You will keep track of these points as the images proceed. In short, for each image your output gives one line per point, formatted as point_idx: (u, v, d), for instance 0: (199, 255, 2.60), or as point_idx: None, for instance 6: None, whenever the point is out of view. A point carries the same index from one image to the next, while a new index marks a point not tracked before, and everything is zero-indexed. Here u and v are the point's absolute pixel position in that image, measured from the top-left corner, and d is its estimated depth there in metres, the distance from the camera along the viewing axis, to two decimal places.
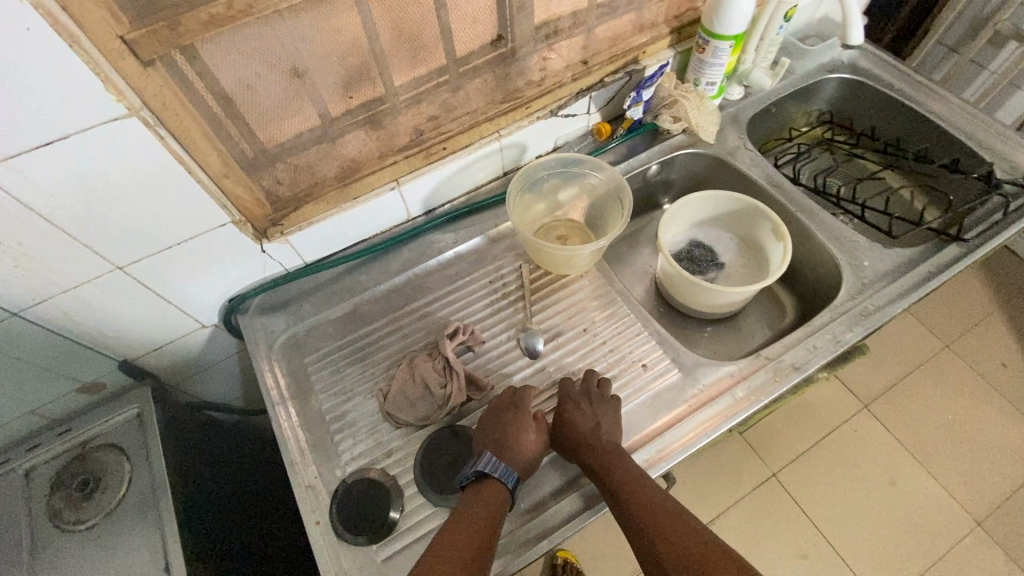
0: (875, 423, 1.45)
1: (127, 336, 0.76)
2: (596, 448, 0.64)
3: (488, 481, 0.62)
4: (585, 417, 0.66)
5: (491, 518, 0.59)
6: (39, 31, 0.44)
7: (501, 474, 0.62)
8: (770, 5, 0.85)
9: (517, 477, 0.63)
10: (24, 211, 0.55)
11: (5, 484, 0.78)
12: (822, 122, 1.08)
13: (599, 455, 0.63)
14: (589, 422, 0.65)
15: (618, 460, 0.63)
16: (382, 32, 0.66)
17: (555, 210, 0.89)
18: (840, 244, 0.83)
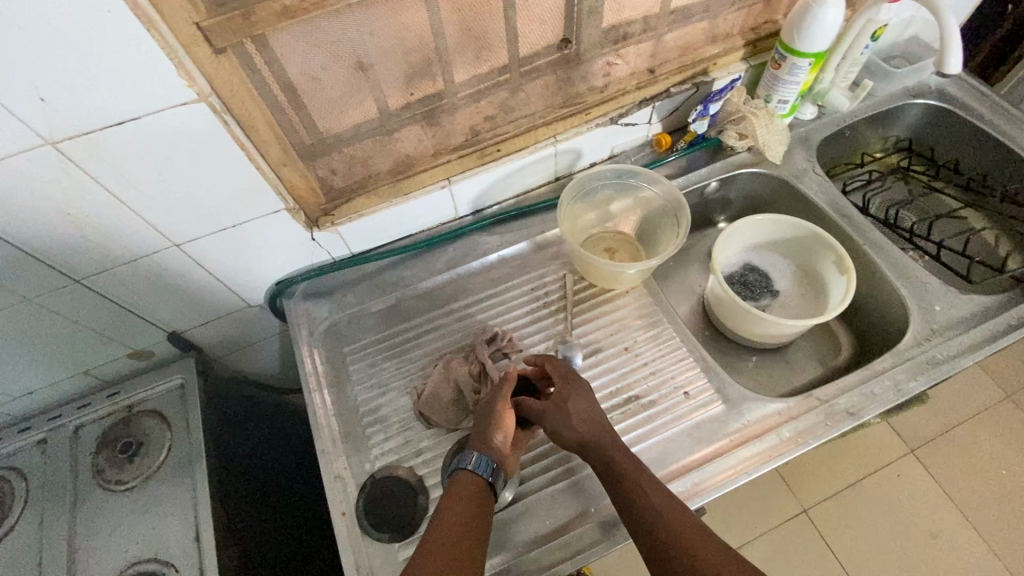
0: (919, 470, 1.37)
1: (178, 308, 0.78)
2: (600, 444, 0.61)
3: (462, 473, 0.61)
4: (580, 411, 0.64)
5: (475, 510, 0.58)
6: (120, 14, 0.45)
7: (476, 464, 0.61)
8: (857, 22, 0.80)
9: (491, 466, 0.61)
10: (94, 184, 0.56)
11: (56, 438, 0.82)
12: (899, 149, 1.01)
13: (609, 450, 0.61)
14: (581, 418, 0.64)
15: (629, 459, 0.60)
16: (448, 30, 0.65)
17: (607, 221, 0.87)
18: (911, 285, 0.78)
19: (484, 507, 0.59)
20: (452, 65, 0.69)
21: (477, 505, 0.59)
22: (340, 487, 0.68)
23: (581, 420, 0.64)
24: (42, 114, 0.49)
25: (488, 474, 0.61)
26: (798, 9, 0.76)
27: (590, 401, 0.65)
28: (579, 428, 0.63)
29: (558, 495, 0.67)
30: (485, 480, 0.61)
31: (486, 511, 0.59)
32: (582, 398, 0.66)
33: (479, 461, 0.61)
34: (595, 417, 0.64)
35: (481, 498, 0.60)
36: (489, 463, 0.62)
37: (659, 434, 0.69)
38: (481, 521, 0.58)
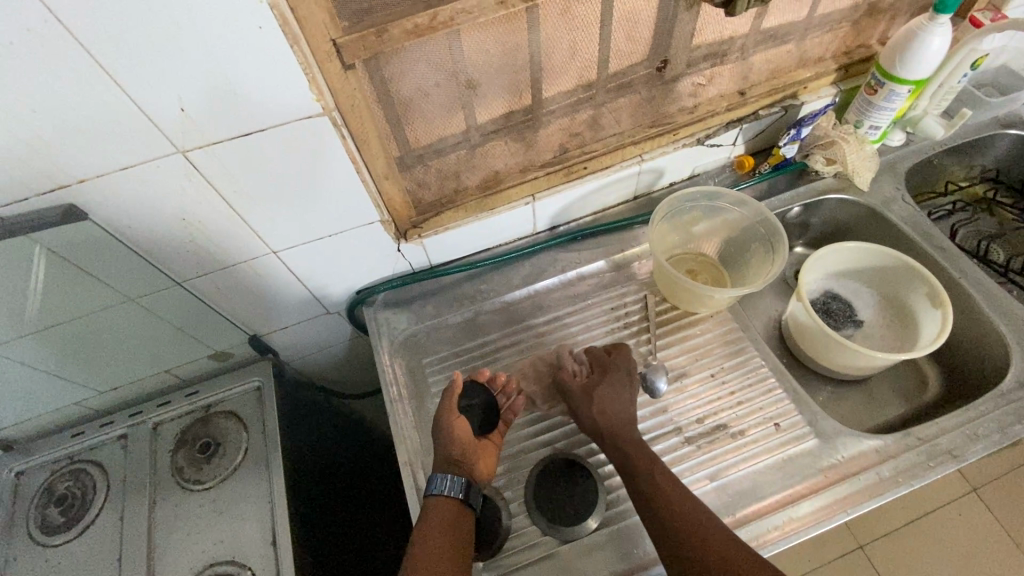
0: (983, 512, 1.31)
1: (262, 312, 0.79)
2: (619, 436, 0.64)
3: (434, 497, 0.62)
4: (606, 400, 0.67)
5: (456, 529, 0.60)
6: (268, 30, 0.46)
7: (447, 487, 0.61)
8: (961, 51, 0.78)
9: (461, 483, 0.62)
10: (212, 191, 0.58)
11: (136, 434, 0.84)
12: (985, 179, 0.98)
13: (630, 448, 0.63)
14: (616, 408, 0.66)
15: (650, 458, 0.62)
16: (553, 48, 0.65)
17: (688, 242, 0.85)
18: (1013, 323, 0.75)
19: (464, 523, 0.61)
20: (550, 82, 0.69)
21: (456, 523, 0.60)
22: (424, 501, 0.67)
23: (609, 412, 0.65)
24: (180, 123, 0.50)
25: (460, 493, 0.61)
26: (901, 36, 0.75)
27: (617, 394, 0.67)
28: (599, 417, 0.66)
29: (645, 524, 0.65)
30: (459, 499, 0.61)
31: (468, 526, 0.61)
32: (616, 384, 0.68)
33: (450, 484, 0.62)
34: (623, 408, 0.66)
35: (460, 516, 0.61)
36: (458, 482, 0.62)
37: (748, 465, 0.67)
38: (461, 537, 0.59)
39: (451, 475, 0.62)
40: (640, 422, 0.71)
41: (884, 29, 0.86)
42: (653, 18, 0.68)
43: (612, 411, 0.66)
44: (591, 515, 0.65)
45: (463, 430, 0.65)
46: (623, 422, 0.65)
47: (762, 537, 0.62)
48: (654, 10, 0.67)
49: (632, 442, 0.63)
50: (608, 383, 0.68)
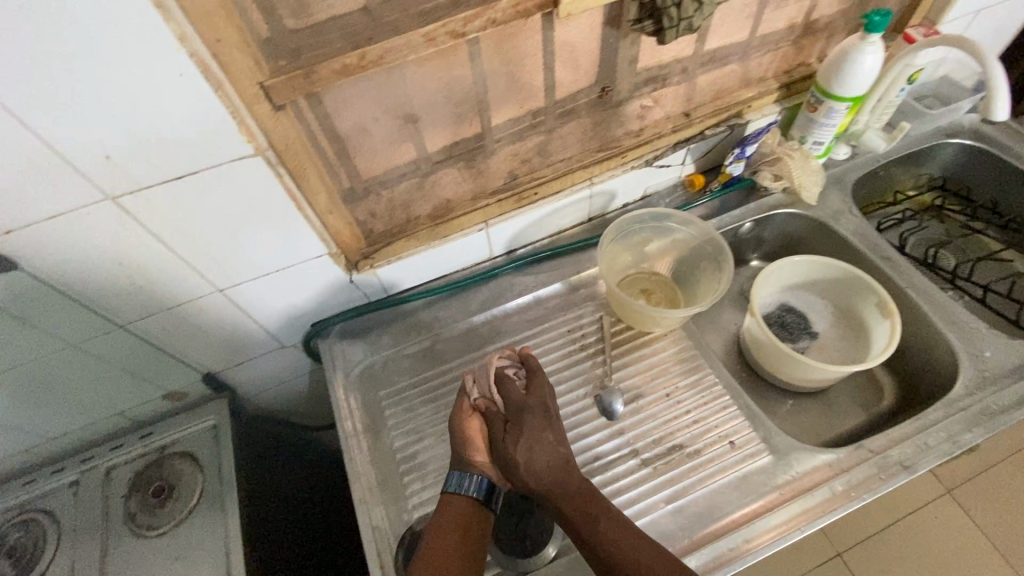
0: (956, 514, 1.31)
1: (214, 350, 0.78)
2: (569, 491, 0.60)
3: (453, 496, 0.63)
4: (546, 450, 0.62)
5: (472, 526, 0.61)
6: (190, 76, 0.46)
7: (470, 486, 0.63)
8: (893, 68, 0.81)
9: (485, 482, 0.64)
10: (148, 235, 0.57)
11: (88, 480, 0.82)
12: (932, 187, 1.01)
13: (564, 502, 0.59)
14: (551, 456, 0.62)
15: (590, 503, 0.59)
16: (493, 79, 0.65)
17: (642, 262, 0.86)
18: (959, 330, 0.76)
19: (481, 521, 0.62)
20: (494, 111, 0.70)
21: (473, 521, 0.62)
22: (379, 538, 0.66)
23: (535, 465, 0.61)
24: (106, 170, 0.49)
25: (480, 493, 0.63)
26: (836, 55, 0.76)
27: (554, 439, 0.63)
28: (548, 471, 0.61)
29: None
30: (478, 499, 0.63)
31: (485, 525, 0.62)
32: (537, 431, 0.63)
33: (472, 483, 0.63)
34: (549, 455, 0.62)
35: (477, 515, 0.62)
36: (480, 482, 0.63)
37: (705, 485, 0.67)
38: (478, 535, 0.61)
39: (472, 474, 0.64)
40: (598, 445, 0.71)
41: (823, 47, 0.88)
42: (592, 46, 0.69)
43: (536, 466, 0.61)
44: (549, 542, 0.64)
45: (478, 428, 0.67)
46: (554, 471, 0.61)
47: (718, 560, 0.62)
48: (592, 39, 0.68)
49: (564, 494, 0.60)
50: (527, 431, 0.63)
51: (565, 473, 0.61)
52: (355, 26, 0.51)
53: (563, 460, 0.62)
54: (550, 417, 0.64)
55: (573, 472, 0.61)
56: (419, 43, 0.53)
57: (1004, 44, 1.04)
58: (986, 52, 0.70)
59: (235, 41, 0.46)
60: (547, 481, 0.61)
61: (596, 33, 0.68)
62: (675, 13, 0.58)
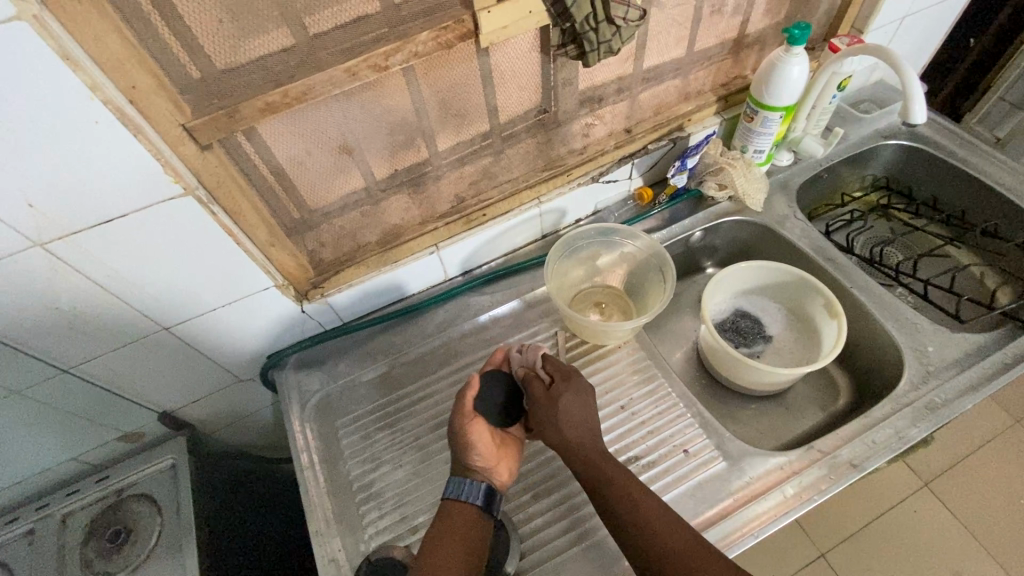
0: (935, 505, 1.30)
1: (167, 389, 0.77)
2: (591, 455, 0.61)
3: (453, 502, 0.62)
4: (581, 413, 0.63)
5: (473, 535, 0.60)
6: (107, 123, 0.47)
7: (469, 494, 0.62)
8: (822, 76, 0.84)
9: (486, 489, 0.62)
10: (83, 278, 0.57)
11: (42, 528, 0.80)
12: (877, 187, 1.03)
13: (601, 465, 0.60)
14: (585, 420, 0.63)
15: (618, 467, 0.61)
16: (429, 107, 0.67)
17: (593, 277, 0.89)
18: (903, 327, 0.78)
19: (481, 530, 0.61)
20: (435, 137, 0.71)
21: (473, 529, 0.60)
22: (335, 570, 0.65)
23: (575, 425, 0.62)
24: (31, 218, 0.50)
25: (481, 501, 0.62)
26: (765, 67, 0.79)
27: (587, 403, 0.63)
28: (582, 432, 0.62)
29: (559, 568, 0.64)
30: (479, 506, 0.62)
31: (485, 534, 0.61)
32: (581, 395, 0.64)
33: (472, 490, 0.62)
34: (589, 419, 0.63)
35: (478, 523, 0.61)
36: (480, 489, 0.62)
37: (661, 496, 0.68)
38: (476, 544, 0.59)
39: (473, 481, 0.62)
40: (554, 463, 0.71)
41: (758, 59, 0.91)
42: (527, 70, 0.71)
43: (575, 422, 0.62)
44: (507, 562, 0.63)
45: (480, 430, 0.65)
46: (588, 434, 0.62)
47: None
48: (526, 63, 0.70)
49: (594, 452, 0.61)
50: (572, 391, 0.63)
51: (593, 437, 0.62)
52: (277, 65, 0.52)
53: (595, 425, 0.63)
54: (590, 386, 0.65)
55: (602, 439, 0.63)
56: (341, 78, 0.54)
57: (929, 56, 1.10)
58: (900, 59, 0.73)
59: (151, 86, 0.47)
60: (582, 439, 0.61)
61: (529, 58, 0.69)
62: (594, 37, 0.60)
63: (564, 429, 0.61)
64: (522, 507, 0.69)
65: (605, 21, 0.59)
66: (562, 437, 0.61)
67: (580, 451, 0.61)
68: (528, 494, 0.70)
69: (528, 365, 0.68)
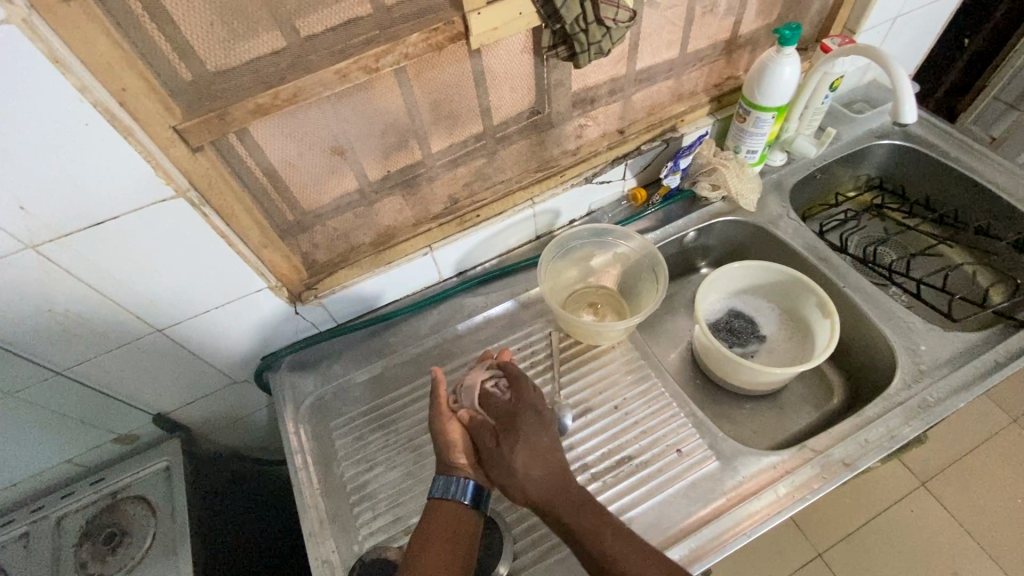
0: (933, 504, 1.30)
1: (160, 391, 0.77)
2: (556, 505, 0.58)
3: (439, 500, 0.62)
4: (535, 462, 0.60)
5: (460, 531, 0.60)
6: (97, 125, 0.47)
7: (456, 491, 0.62)
8: (814, 77, 0.84)
9: (472, 485, 0.62)
10: (74, 280, 0.57)
11: (36, 531, 0.80)
12: (871, 186, 1.04)
13: (567, 515, 0.58)
14: (541, 469, 0.60)
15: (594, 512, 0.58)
16: (421, 109, 0.67)
17: (587, 277, 0.89)
18: (895, 326, 0.79)
19: (468, 526, 0.61)
20: (427, 139, 0.71)
21: (459, 525, 0.61)
22: (328, 571, 0.65)
23: (530, 478, 0.59)
24: (22, 220, 0.50)
25: (467, 498, 0.62)
26: (757, 67, 0.80)
27: (541, 448, 0.61)
28: (541, 485, 0.59)
29: (553, 568, 0.64)
30: (465, 502, 0.62)
31: (473, 529, 0.61)
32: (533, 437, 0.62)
33: (459, 487, 0.62)
34: (547, 464, 0.60)
35: (467, 519, 0.61)
36: (466, 486, 0.62)
37: (654, 496, 0.68)
38: (462, 539, 0.60)
39: (457, 479, 0.62)
40: None
41: (750, 60, 0.91)
42: (519, 72, 0.71)
43: (532, 470, 0.60)
44: (500, 563, 0.63)
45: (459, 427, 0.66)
46: (555, 478, 0.60)
47: None
48: (518, 65, 0.70)
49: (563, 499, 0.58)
50: (523, 437, 0.61)
51: (562, 480, 0.60)
52: (268, 67, 0.53)
53: (560, 467, 0.61)
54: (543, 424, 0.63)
55: (571, 481, 0.60)
56: (332, 79, 0.55)
57: (921, 56, 1.11)
58: (891, 59, 0.74)
59: (141, 88, 0.47)
60: (545, 485, 0.59)
61: (521, 60, 0.70)
62: (584, 38, 0.60)
63: (519, 487, 0.59)
64: (516, 507, 0.69)
65: (595, 22, 0.59)
66: (523, 492, 0.59)
67: (549, 500, 0.59)
68: None
69: (475, 412, 0.66)
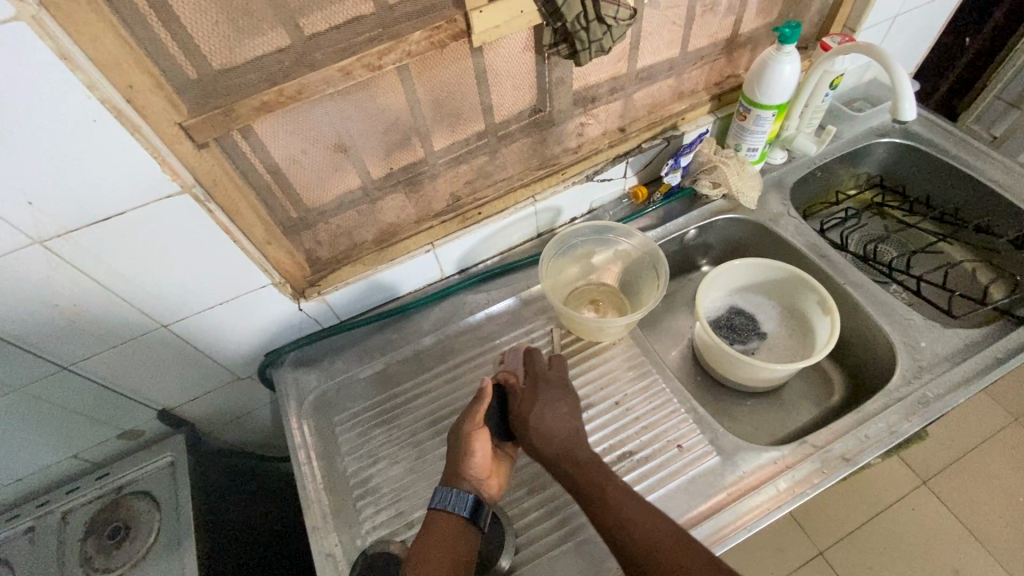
0: (934, 502, 1.30)
1: (165, 387, 0.78)
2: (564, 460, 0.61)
3: (437, 512, 0.61)
4: (551, 420, 0.63)
5: (458, 547, 0.59)
6: (104, 121, 0.48)
7: (455, 504, 0.61)
8: (814, 75, 0.85)
9: (472, 500, 0.61)
10: (81, 275, 0.58)
11: (43, 525, 0.81)
12: (872, 185, 1.04)
13: (573, 468, 0.60)
14: (560, 426, 0.63)
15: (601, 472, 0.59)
16: (424, 107, 0.68)
17: (589, 274, 0.90)
18: (895, 323, 0.79)
19: (466, 543, 0.60)
20: (430, 137, 0.72)
21: (458, 541, 0.59)
22: (331, 565, 0.66)
23: (547, 430, 0.63)
24: (30, 216, 0.51)
25: (467, 511, 0.61)
26: (757, 66, 0.80)
27: (564, 409, 0.64)
28: (555, 441, 0.62)
29: (555, 561, 0.65)
30: (465, 516, 0.61)
31: (472, 546, 0.60)
32: (552, 402, 0.65)
33: (458, 500, 0.61)
34: (566, 423, 0.63)
35: (464, 533, 0.60)
36: (467, 499, 0.61)
37: (655, 491, 0.68)
38: (460, 556, 0.58)
39: (458, 491, 0.61)
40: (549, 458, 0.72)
41: (750, 59, 0.92)
42: (521, 70, 0.72)
43: (546, 430, 0.63)
44: (502, 555, 0.64)
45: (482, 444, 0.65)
46: (568, 440, 0.62)
47: None
48: (520, 63, 0.71)
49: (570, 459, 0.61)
50: (542, 400, 0.65)
51: (574, 443, 0.62)
52: (272, 65, 0.53)
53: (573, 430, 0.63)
54: (563, 394, 0.66)
55: (582, 446, 0.61)
56: (335, 77, 0.55)
57: (922, 55, 1.11)
58: (890, 57, 0.74)
59: (148, 85, 0.48)
60: (558, 446, 0.62)
61: (523, 58, 0.70)
62: (585, 36, 0.61)
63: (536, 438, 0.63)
64: (518, 501, 0.69)
65: (595, 20, 0.60)
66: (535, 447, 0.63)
67: (562, 459, 0.61)
68: (523, 489, 0.70)
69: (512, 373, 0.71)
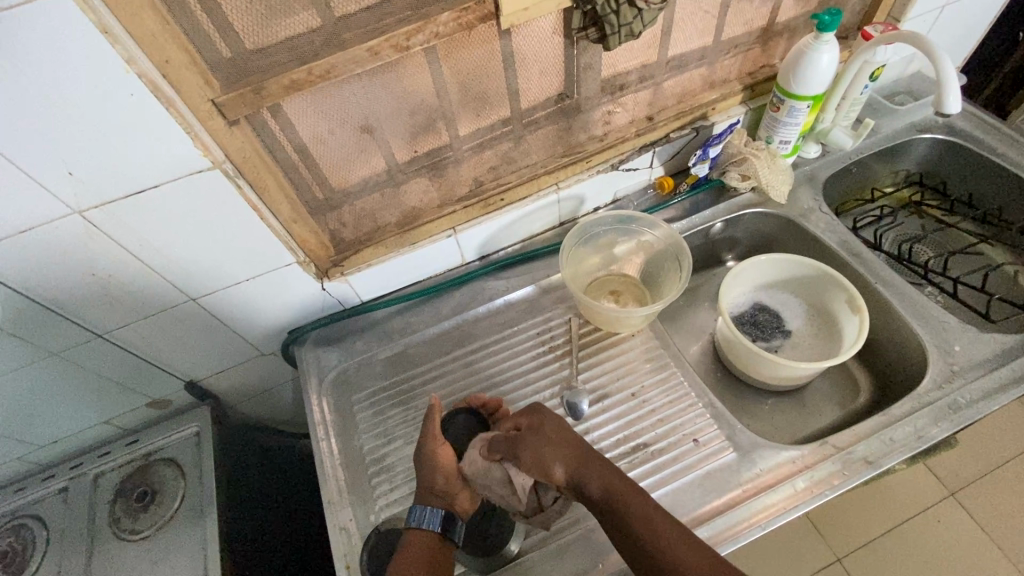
0: (962, 515, 1.25)
1: (190, 359, 0.80)
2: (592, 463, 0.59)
3: (412, 533, 0.61)
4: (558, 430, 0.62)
5: (437, 563, 0.59)
6: (141, 95, 0.49)
7: (429, 520, 0.61)
8: (853, 64, 0.82)
9: (441, 516, 0.61)
10: (116, 246, 0.60)
11: (76, 486, 0.85)
12: (910, 182, 1.00)
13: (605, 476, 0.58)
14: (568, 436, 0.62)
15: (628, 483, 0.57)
16: (450, 91, 0.68)
17: (610, 264, 0.89)
18: (928, 326, 0.76)
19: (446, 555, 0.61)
20: (456, 121, 0.72)
21: (436, 556, 0.60)
22: (346, 539, 0.67)
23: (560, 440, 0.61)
24: (70, 186, 0.53)
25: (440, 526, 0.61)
26: (793, 55, 0.78)
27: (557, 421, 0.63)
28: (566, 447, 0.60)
29: (564, 547, 0.64)
30: (439, 533, 0.61)
31: (447, 557, 0.61)
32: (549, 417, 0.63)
33: (431, 516, 0.61)
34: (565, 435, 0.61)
35: (440, 547, 0.61)
36: (438, 515, 0.61)
37: (667, 483, 0.67)
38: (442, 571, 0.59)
39: (430, 508, 0.61)
40: None
41: (786, 48, 0.89)
42: (550, 54, 0.71)
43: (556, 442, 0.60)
44: (512, 538, 0.65)
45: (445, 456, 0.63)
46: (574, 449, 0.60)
47: None
48: (549, 48, 0.70)
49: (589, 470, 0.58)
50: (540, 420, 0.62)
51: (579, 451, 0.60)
52: (304, 45, 0.54)
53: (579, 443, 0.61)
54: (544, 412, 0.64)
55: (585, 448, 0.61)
56: (363, 57, 0.56)
57: (970, 50, 1.06)
58: (936, 48, 0.71)
59: (183, 61, 0.49)
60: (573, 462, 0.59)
61: (553, 42, 0.69)
62: (615, 19, 0.60)
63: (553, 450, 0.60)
64: None
65: (625, 3, 0.59)
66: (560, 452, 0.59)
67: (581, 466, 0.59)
68: None
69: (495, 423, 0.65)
